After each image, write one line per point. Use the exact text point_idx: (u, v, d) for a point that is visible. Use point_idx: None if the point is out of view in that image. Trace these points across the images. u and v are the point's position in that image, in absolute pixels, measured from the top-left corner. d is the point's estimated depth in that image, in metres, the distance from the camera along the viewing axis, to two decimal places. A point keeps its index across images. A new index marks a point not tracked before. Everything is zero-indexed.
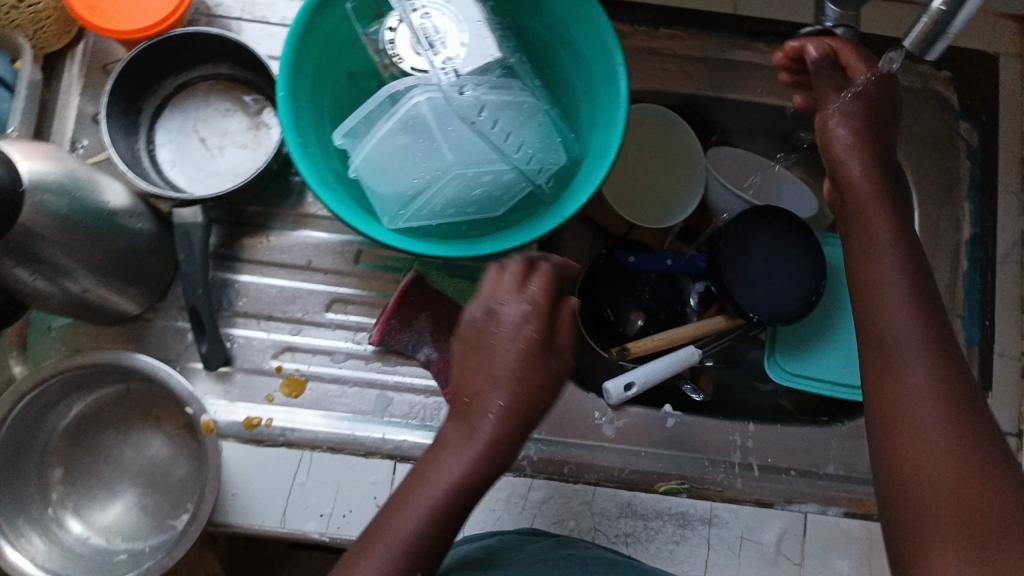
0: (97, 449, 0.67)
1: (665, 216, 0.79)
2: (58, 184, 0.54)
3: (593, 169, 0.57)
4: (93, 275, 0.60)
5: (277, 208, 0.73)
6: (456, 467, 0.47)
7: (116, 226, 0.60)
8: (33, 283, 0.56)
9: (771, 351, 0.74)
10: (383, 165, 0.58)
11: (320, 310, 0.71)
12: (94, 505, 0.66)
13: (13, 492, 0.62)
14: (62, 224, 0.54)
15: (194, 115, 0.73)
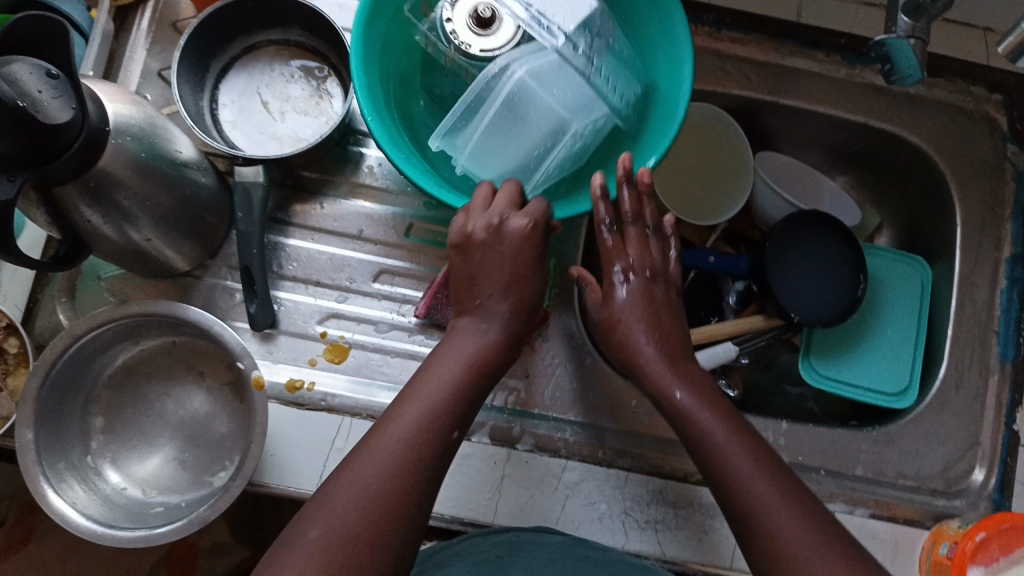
0: (140, 400, 0.67)
1: (715, 213, 0.80)
2: (138, 130, 0.55)
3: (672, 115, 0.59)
4: (156, 223, 0.60)
5: (333, 176, 0.74)
6: (471, 347, 0.55)
7: (184, 177, 0.61)
8: (100, 226, 0.57)
9: (806, 354, 0.75)
10: (478, 155, 0.59)
11: (367, 280, 0.72)
12: (132, 457, 0.66)
13: (57, 435, 0.62)
14: (139, 169, 0.55)
15: (258, 78, 0.75)
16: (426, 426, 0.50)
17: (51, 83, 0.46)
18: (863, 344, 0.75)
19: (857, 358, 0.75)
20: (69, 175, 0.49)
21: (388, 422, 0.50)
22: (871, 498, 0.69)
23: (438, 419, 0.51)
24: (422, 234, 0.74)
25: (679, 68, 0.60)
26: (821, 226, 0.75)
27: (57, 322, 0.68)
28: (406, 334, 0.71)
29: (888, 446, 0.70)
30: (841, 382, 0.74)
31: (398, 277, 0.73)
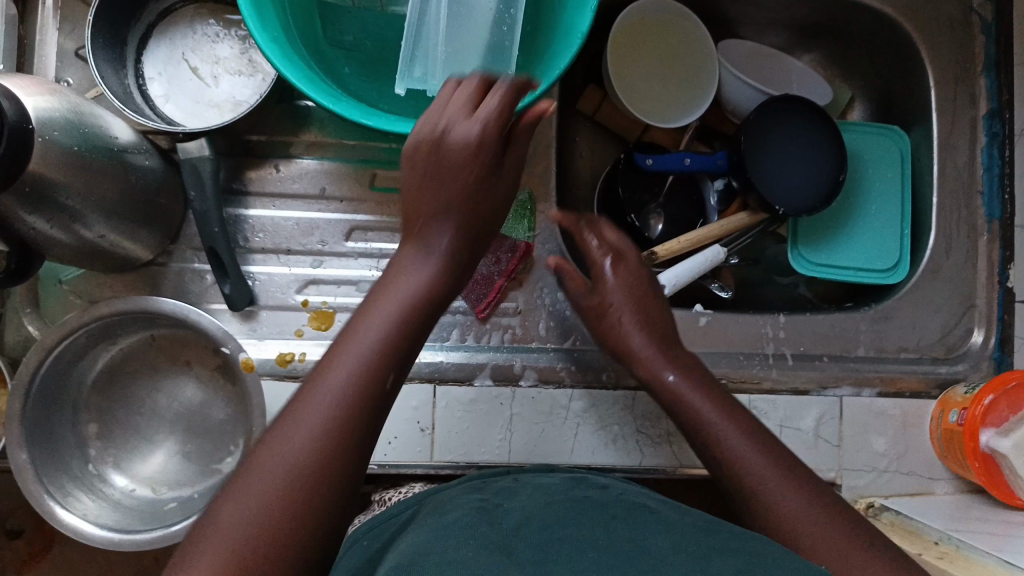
0: (129, 400, 0.65)
1: (685, 109, 0.77)
2: (65, 120, 0.51)
3: None
4: (107, 218, 0.57)
5: (285, 137, 0.71)
6: (418, 276, 0.47)
7: (126, 163, 0.57)
8: (45, 230, 0.53)
9: (794, 244, 0.74)
10: (446, 66, 0.58)
11: (339, 240, 0.70)
12: (134, 458, 0.64)
13: (53, 449, 0.60)
14: (74, 162, 0.51)
15: (182, 44, 0.69)
16: (384, 365, 0.44)
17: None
18: (851, 224, 0.74)
19: (846, 239, 0.74)
20: (2, 185, 0.46)
21: (336, 352, 0.44)
22: (876, 376, 0.70)
23: (400, 338, 0.45)
24: (386, 183, 0.71)
25: None
26: (800, 112, 0.72)
27: (27, 335, 0.66)
28: None
29: (887, 323, 0.71)
30: (832, 267, 0.74)
31: (370, 231, 0.70)
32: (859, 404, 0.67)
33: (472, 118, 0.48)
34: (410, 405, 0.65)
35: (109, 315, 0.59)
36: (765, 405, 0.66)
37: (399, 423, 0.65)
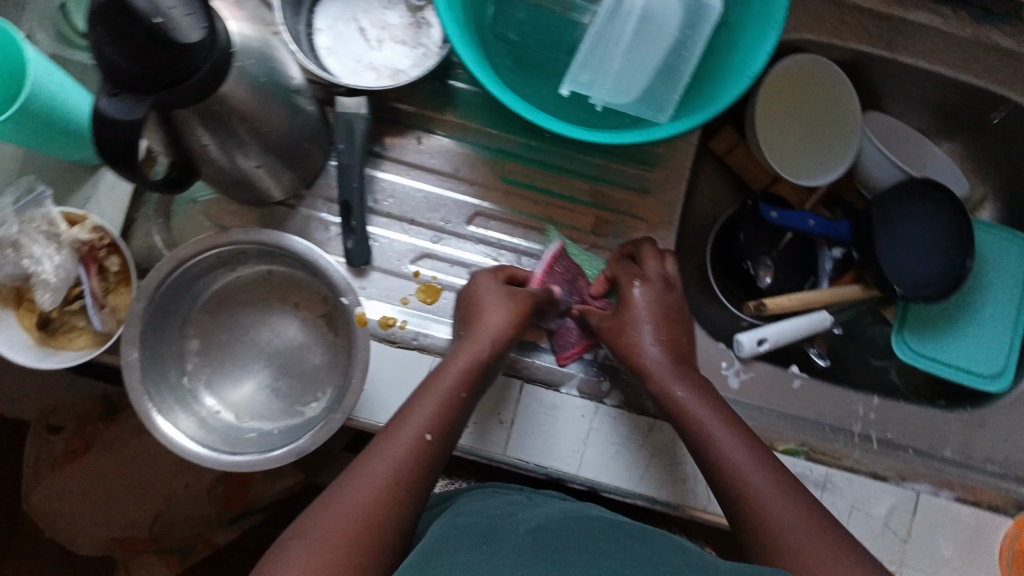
0: (234, 327, 0.67)
1: (822, 168, 0.76)
2: (255, 51, 0.52)
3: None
4: (263, 152, 0.59)
5: (431, 112, 0.72)
6: (461, 361, 0.57)
7: (293, 105, 0.59)
8: (212, 152, 0.55)
9: (900, 329, 0.73)
10: (619, 79, 0.58)
11: (462, 222, 0.71)
12: (226, 382, 0.66)
13: (158, 356, 0.62)
14: (256, 94, 0.53)
15: (356, 4, 0.70)
16: (459, 385, 0.56)
17: (181, 0, 0.43)
18: (962, 323, 0.73)
19: (954, 337, 0.73)
20: (193, 101, 0.47)
21: (392, 435, 0.52)
22: (958, 480, 0.68)
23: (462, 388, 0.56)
24: (518, 177, 0.72)
25: None
26: (928, 196, 0.71)
27: (152, 245, 0.68)
28: None
29: (978, 429, 0.70)
30: (934, 361, 0.73)
31: (492, 221, 0.71)
32: (936, 505, 0.66)
33: (499, 315, 0.60)
34: (497, 397, 0.67)
35: (243, 242, 0.62)
36: (842, 481, 0.66)
37: (482, 412, 0.67)
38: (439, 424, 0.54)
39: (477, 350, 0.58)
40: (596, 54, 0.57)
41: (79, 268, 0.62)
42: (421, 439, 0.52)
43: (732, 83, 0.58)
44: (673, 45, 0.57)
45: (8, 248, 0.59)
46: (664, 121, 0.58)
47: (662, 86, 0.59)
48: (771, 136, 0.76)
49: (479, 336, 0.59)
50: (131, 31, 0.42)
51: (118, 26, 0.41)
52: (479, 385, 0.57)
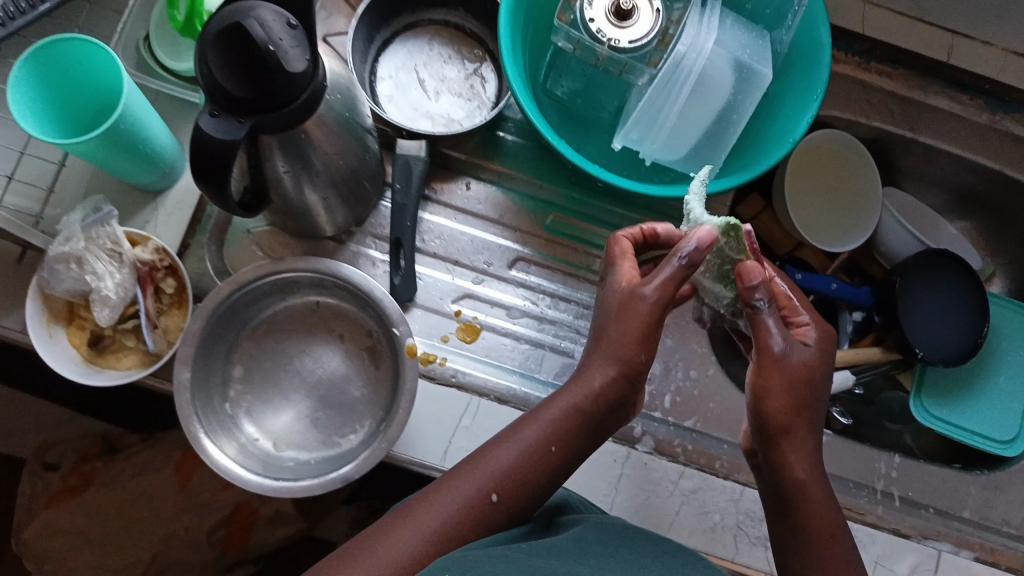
0: (279, 355, 0.68)
1: (845, 236, 0.81)
2: (341, 86, 0.56)
3: (811, 78, 0.63)
4: (329, 186, 0.61)
5: (480, 161, 0.75)
6: (570, 399, 0.53)
7: (364, 143, 0.62)
8: (286, 182, 0.58)
9: (917, 392, 0.76)
10: (669, 138, 0.63)
11: (504, 265, 0.73)
12: (266, 410, 0.67)
13: (205, 378, 0.63)
14: (338, 128, 0.56)
15: (417, 57, 0.76)
16: (549, 437, 0.53)
17: (291, 33, 0.47)
18: (975, 389, 0.76)
19: (968, 402, 0.76)
20: (283, 129, 0.50)
21: (477, 460, 0.52)
22: (977, 541, 0.70)
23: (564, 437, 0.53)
24: (560, 226, 0.75)
25: (815, 33, 0.63)
26: (946, 265, 0.76)
27: (203, 271, 0.69)
28: (536, 323, 0.72)
29: (995, 492, 0.72)
30: (950, 424, 0.75)
31: (533, 266, 0.74)
32: (957, 563, 0.67)
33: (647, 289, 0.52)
34: None
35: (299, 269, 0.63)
36: (866, 537, 0.67)
37: None
38: (511, 486, 0.51)
39: (584, 393, 0.52)
40: (649, 115, 0.62)
41: (136, 288, 0.63)
42: (487, 498, 0.50)
43: (769, 150, 0.64)
44: (720, 111, 0.62)
45: (73, 263, 0.60)
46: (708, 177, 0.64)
47: (709, 145, 0.64)
48: (797, 203, 0.81)
49: (601, 356, 0.53)
50: (247, 58, 0.45)
51: (236, 51, 0.45)
52: (574, 439, 0.53)
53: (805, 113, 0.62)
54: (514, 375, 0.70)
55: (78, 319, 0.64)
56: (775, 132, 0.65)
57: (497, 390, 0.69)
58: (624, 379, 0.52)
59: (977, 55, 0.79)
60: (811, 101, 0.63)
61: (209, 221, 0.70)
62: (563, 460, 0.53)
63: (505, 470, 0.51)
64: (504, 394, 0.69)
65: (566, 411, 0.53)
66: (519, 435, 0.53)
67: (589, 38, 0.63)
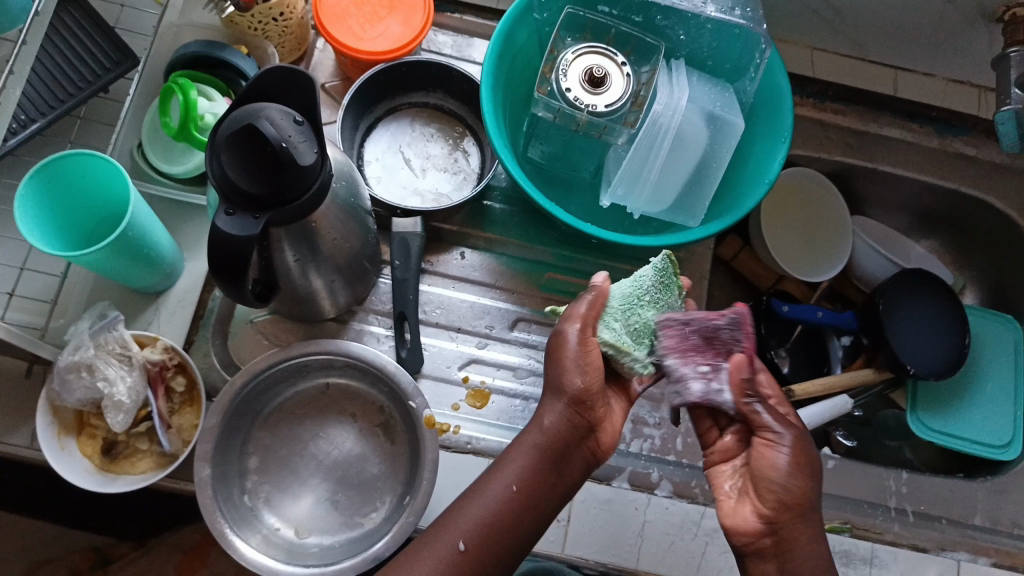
0: (295, 441, 0.68)
1: (822, 265, 0.84)
2: (344, 173, 0.58)
3: (776, 122, 0.68)
4: (334, 270, 0.63)
5: (471, 229, 0.78)
6: (533, 439, 0.56)
7: (365, 224, 0.64)
8: (293, 270, 0.59)
9: (912, 408, 0.79)
10: (653, 192, 0.67)
11: (506, 327, 0.75)
12: (285, 498, 0.66)
13: (224, 474, 0.63)
14: (342, 214, 0.58)
15: (401, 138, 0.79)
16: (513, 480, 0.55)
17: (299, 130, 0.49)
18: (967, 399, 0.80)
19: (962, 412, 0.79)
20: (296, 219, 0.52)
21: (450, 519, 0.55)
22: (992, 547, 0.71)
23: (536, 476, 0.55)
24: (555, 283, 0.77)
25: (775, 81, 0.68)
26: (924, 283, 0.80)
27: (210, 365, 0.70)
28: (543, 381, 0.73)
29: (1002, 497, 0.74)
30: (948, 435, 0.78)
31: (533, 325, 0.75)
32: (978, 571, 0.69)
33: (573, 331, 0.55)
34: None
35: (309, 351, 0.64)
36: (888, 555, 0.68)
37: None
38: (475, 533, 0.54)
39: (538, 432, 0.56)
40: (634, 172, 0.66)
41: (147, 390, 0.63)
42: (455, 548, 0.53)
43: (747, 192, 0.67)
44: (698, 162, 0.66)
45: (84, 371, 0.61)
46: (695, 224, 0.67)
47: (694, 194, 0.68)
48: (776, 240, 0.85)
49: (555, 398, 0.56)
50: (258, 152, 0.48)
51: (247, 148, 0.48)
52: (544, 476, 0.56)
53: (775, 156, 0.67)
54: None
55: (89, 428, 0.63)
56: (751, 176, 0.69)
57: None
58: (572, 411, 0.56)
59: (919, 89, 0.86)
60: (779, 143, 0.67)
61: (212, 315, 0.71)
62: (534, 502, 0.55)
63: (480, 521, 0.54)
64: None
65: (533, 448, 0.56)
66: (488, 487, 0.55)
67: (567, 106, 0.67)
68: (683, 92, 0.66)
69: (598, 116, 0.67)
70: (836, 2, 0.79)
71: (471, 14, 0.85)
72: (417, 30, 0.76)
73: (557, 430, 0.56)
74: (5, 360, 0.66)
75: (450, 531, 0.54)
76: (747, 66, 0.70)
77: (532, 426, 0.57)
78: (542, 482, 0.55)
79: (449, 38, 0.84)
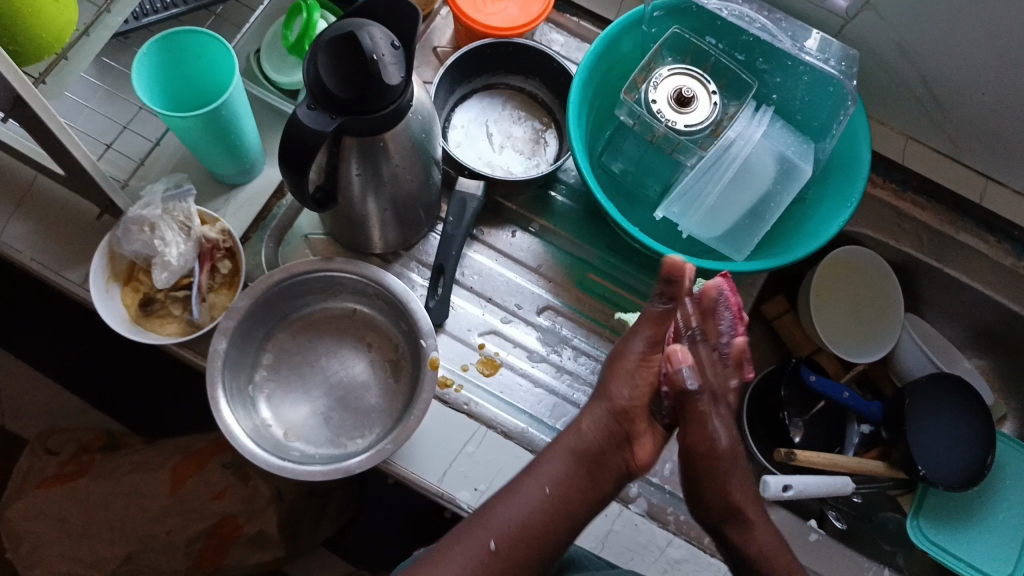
0: (309, 351, 0.71)
1: (860, 349, 0.84)
2: (424, 110, 0.62)
3: (846, 187, 0.69)
4: (390, 200, 0.67)
5: (529, 213, 0.81)
6: (572, 443, 0.56)
7: (431, 169, 0.68)
8: (353, 186, 0.63)
9: (915, 512, 0.76)
10: (707, 215, 0.69)
11: (533, 310, 0.77)
12: (285, 400, 0.69)
13: (239, 361, 0.66)
14: (412, 146, 0.62)
15: (490, 114, 0.84)
16: (544, 480, 0.56)
17: (393, 52, 0.53)
18: (973, 520, 0.76)
19: (964, 531, 0.76)
20: (370, 131, 0.56)
21: (479, 521, 0.55)
22: None
23: (572, 483, 0.55)
24: (594, 285, 0.79)
25: (856, 146, 0.69)
26: (963, 393, 0.77)
27: (257, 262, 0.74)
28: (553, 370, 0.75)
29: None
30: (944, 550, 0.75)
31: (560, 316, 0.77)
32: None
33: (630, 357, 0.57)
34: None
35: (349, 268, 0.68)
36: None
37: None
38: (508, 533, 0.54)
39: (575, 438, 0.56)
40: (693, 191, 0.69)
41: (195, 261, 0.68)
42: (484, 546, 0.54)
43: (798, 244, 0.69)
44: (758, 197, 0.69)
45: (146, 228, 0.66)
46: (740, 256, 0.69)
47: (745, 227, 0.70)
48: (821, 312, 0.85)
49: (599, 408, 0.57)
50: (351, 58, 0.52)
51: (344, 53, 0.52)
52: (580, 482, 0.56)
53: (837, 216, 0.67)
54: (525, 415, 0.72)
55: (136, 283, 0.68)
56: (809, 230, 0.69)
57: (503, 426, 0.71)
58: (612, 421, 0.56)
59: (1006, 203, 0.85)
60: (844, 206, 0.67)
61: (273, 220, 0.76)
62: (567, 506, 0.55)
63: (509, 520, 0.54)
64: (511, 431, 0.71)
65: (570, 453, 0.56)
66: (520, 490, 0.55)
67: (649, 117, 0.70)
68: (759, 128, 0.71)
69: (676, 133, 0.69)
70: (939, 95, 0.79)
71: (587, 22, 0.89)
72: (530, 18, 0.80)
73: (594, 437, 0.56)
74: (85, 204, 0.72)
75: (477, 529, 0.54)
76: (832, 128, 0.71)
77: (576, 430, 0.57)
78: (575, 487, 0.55)
79: (561, 38, 0.88)
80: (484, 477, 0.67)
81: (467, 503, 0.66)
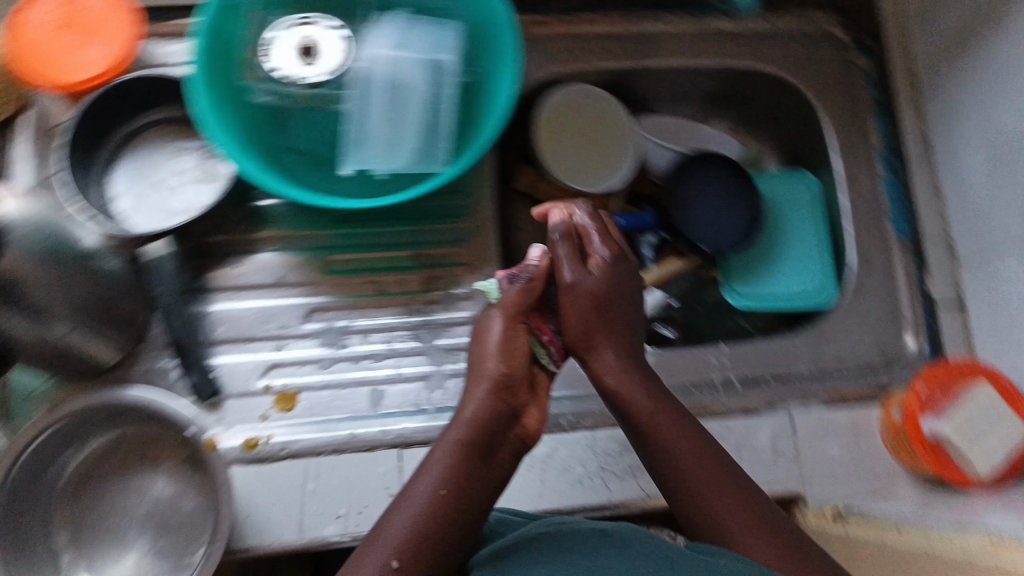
0: (103, 498, 0.66)
1: (613, 171, 0.84)
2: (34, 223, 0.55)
3: (501, 43, 0.66)
4: (72, 318, 0.60)
5: (241, 236, 0.75)
6: (456, 432, 0.54)
7: (94, 264, 0.61)
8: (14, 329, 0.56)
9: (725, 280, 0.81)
10: (388, 148, 0.65)
11: (299, 322, 0.73)
12: (105, 559, 0.64)
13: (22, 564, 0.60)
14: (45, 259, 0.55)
15: (147, 162, 0.76)
16: (436, 480, 0.51)
17: None
18: (774, 257, 0.81)
19: (772, 271, 0.81)
20: None
21: (371, 547, 0.49)
22: (821, 389, 0.73)
23: (471, 473, 0.53)
24: (342, 266, 0.75)
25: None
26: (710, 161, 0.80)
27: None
28: (351, 364, 0.72)
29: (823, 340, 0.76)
30: (761, 297, 0.80)
31: (328, 312, 0.74)
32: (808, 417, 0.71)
33: (494, 333, 0.57)
34: (379, 471, 0.66)
35: (72, 415, 0.60)
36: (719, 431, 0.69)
37: (367, 491, 0.65)
38: (407, 546, 0.48)
39: (461, 429, 0.54)
40: (360, 135, 0.65)
41: None
42: (388, 567, 0.47)
43: (486, 122, 0.66)
44: (424, 105, 0.65)
45: None
46: (441, 165, 0.67)
47: (430, 138, 0.66)
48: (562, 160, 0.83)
49: (480, 388, 0.55)
50: None
51: None
52: (477, 468, 0.53)
53: (504, 76, 0.65)
54: (345, 422, 0.69)
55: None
56: (488, 102, 0.67)
57: (330, 445, 0.67)
58: (498, 400, 0.55)
59: None
60: (505, 63, 0.66)
61: None
62: (466, 498, 0.51)
63: (404, 535, 0.49)
64: (339, 445, 0.67)
65: (458, 447, 0.53)
66: (413, 496, 0.51)
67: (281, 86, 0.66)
68: (386, 40, 0.65)
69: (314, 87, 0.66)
70: None
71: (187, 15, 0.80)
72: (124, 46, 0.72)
73: (479, 417, 0.54)
74: None
75: (372, 555, 0.48)
76: None
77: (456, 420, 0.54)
78: (468, 477, 0.52)
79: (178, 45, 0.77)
80: (338, 500, 0.65)
81: (337, 534, 0.64)
